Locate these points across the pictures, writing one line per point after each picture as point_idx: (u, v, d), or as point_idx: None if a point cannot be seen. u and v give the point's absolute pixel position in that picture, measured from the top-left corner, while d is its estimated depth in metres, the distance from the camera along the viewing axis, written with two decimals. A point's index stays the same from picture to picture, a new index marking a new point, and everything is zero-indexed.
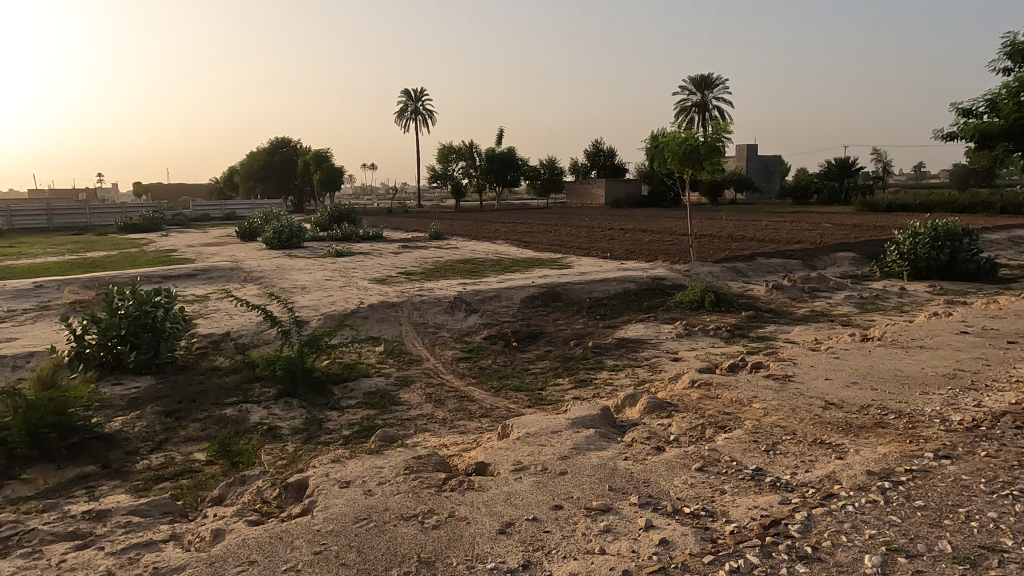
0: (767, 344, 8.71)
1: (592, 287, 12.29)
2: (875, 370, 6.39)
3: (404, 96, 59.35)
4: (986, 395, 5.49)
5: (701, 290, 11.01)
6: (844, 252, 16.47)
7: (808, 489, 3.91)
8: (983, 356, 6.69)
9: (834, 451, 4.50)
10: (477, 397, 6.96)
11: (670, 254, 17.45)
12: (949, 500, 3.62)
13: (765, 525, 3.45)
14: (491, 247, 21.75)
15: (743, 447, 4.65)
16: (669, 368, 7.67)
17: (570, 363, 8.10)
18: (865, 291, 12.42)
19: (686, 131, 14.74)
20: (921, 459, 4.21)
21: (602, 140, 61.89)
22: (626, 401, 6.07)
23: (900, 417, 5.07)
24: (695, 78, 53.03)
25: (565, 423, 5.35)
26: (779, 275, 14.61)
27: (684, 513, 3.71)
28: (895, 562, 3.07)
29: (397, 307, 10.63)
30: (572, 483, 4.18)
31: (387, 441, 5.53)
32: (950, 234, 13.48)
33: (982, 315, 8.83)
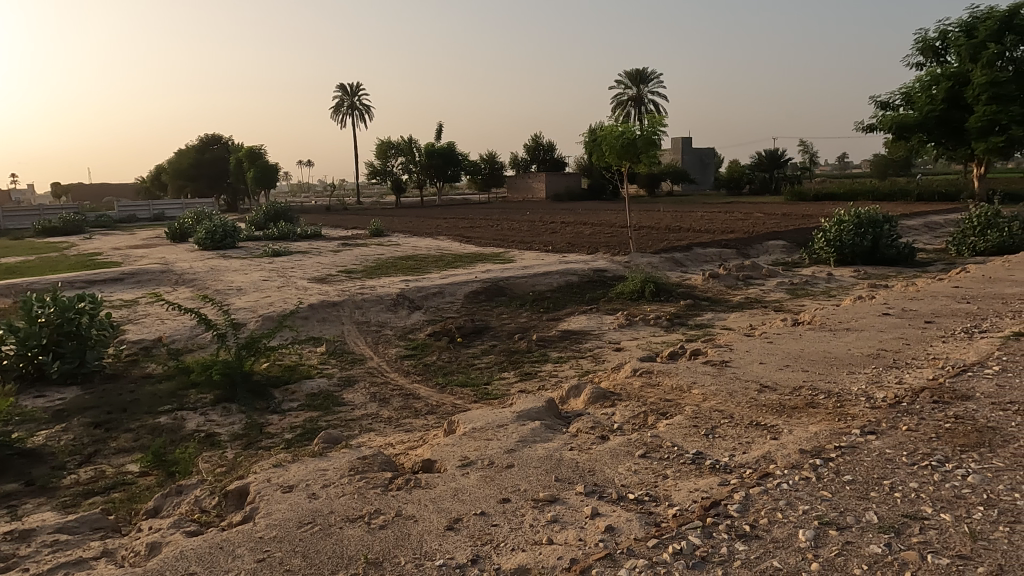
0: (704, 331, 8.99)
1: (536, 280, 12.37)
2: (805, 353, 6.65)
3: (340, 90, 58.10)
4: (907, 372, 5.81)
5: (641, 281, 11.26)
6: (775, 241, 17.11)
7: (746, 469, 4.05)
8: (903, 336, 7.08)
9: (768, 432, 4.68)
10: (423, 394, 6.92)
11: (610, 246, 17.72)
12: (876, 473, 3.82)
13: (706, 506, 3.55)
14: (433, 243, 21.61)
15: (683, 433, 4.78)
16: (611, 358, 7.80)
17: (515, 357, 8.14)
18: (795, 278, 12.93)
19: (623, 124, 14.99)
20: (849, 435, 4.42)
21: (541, 135, 62.34)
22: (570, 392, 6.13)
23: (829, 397, 5.32)
24: (631, 73, 54.16)
25: (510, 416, 5.38)
26: (715, 264, 15.04)
27: (629, 499, 3.78)
28: (827, 535, 3.21)
29: (338, 306, 10.44)
30: (519, 476, 4.20)
31: (330, 442, 5.43)
32: (872, 221, 14.21)
33: (901, 297, 9.34)
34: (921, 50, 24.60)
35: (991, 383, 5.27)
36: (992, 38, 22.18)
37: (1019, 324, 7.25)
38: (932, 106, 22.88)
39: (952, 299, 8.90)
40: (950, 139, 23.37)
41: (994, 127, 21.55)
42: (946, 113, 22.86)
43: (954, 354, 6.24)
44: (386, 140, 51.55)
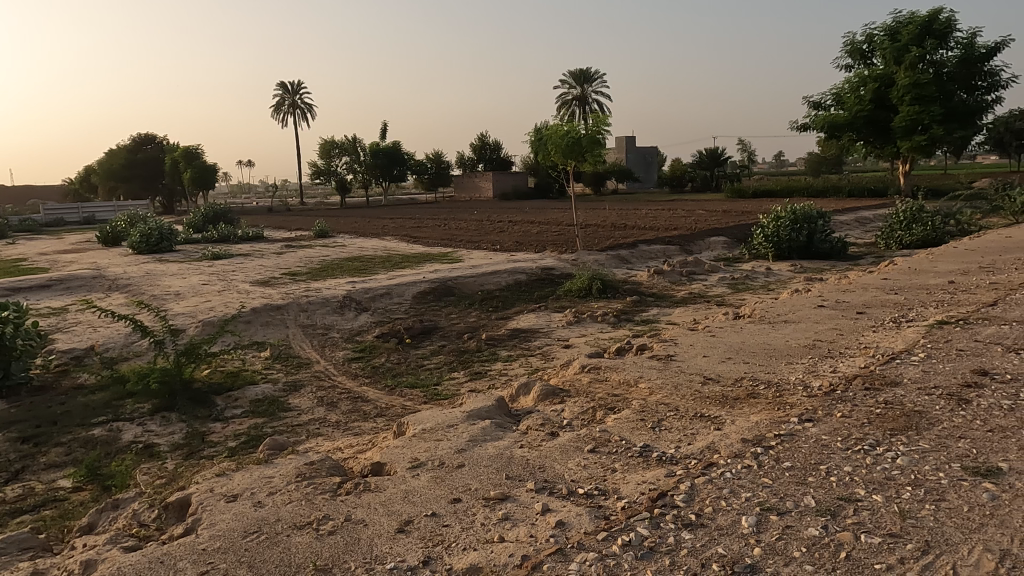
0: (650, 326, 9.17)
1: (484, 280, 12.37)
2: (746, 346, 6.86)
3: (280, 88, 56.71)
4: (841, 361, 6.07)
5: (588, 279, 11.40)
6: (716, 237, 17.58)
7: (691, 460, 4.16)
8: (837, 327, 7.39)
9: (712, 423, 4.81)
10: (371, 397, 6.83)
11: (558, 244, 17.87)
12: (812, 459, 3.98)
13: (653, 498, 3.63)
14: (379, 244, 21.35)
15: (631, 426, 4.87)
16: (560, 355, 7.88)
17: (465, 357, 8.13)
18: (736, 273, 13.32)
19: (568, 124, 15.12)
20: (788, 423, 4.59)
21: (488, 134, 62.33)
22: (520, 390, 6.16)
23: (769, 387, 5.51)
24: (575, 73, 54.79)
25: (460, 416, 5.37)
26: (660, 261, 15.36)
27: (579, 494, 3.83)
28: (768, 520, 3.33)
29: (282, 310, 10.20)
30: (470, 475, 4.20)
31: (276, 449, 5.31)
32: (807, 217, 14.75)
33: (835, 289, 9.74)
34: (849, 53, 25.67)
35: (918, 370, 5.55)
36: (914, 42, 23.38)
37: (942, 312, 7.66)
38: (861, 106, 23.86)
39: (882, 290, 9.33)
40: (877, 138, 24.50)
41: (917, 126, 22.73)
42: (874, 113, 23.92)
43: (884, 343, 6.55)
44: (329, 139, 50.64)
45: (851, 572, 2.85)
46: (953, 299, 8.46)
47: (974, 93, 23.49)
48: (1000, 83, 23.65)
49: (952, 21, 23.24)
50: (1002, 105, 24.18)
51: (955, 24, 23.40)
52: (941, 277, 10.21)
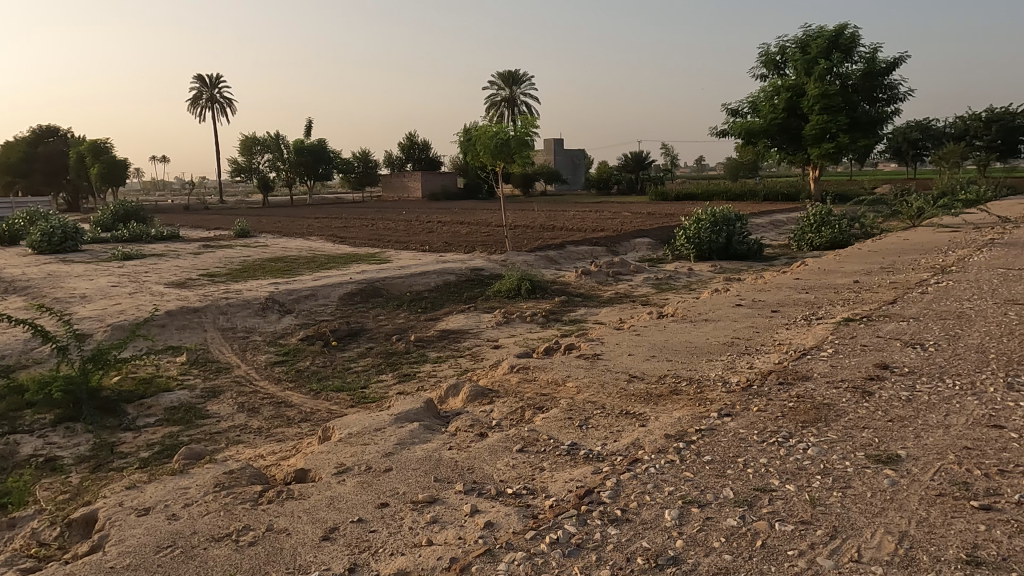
0: (578, 326, 9.31)
1: (413, 281, 12.23)
2: (669, 344, 7.07)
3: (197, 81, 54.32)
4: (757, 358, 6.35)
5: (518, 279, 11.47)
6: (641, 239, 18.03)
7: (616, 457, 4.24)
8: (754, 325, 7.73)
9: (637, 420, 4.93)
10: (295, 402, 6.63)
11: (487, 245, 17.89)
12: (731, 452, 4.13)
13: (580, 495, 3.68)
14: (304, 244, 20.77)
15: (559, 425, 4.93)
16: (489, 356, 7.89)
17: (393, 359, 8.01)
18: (660, 273, 13.71)
19: (497, 125, 15.15)
20: (708, 418, 4.76)
21: (416, 133, 61.70)
22: (449, 391, 6.13)
23: (690, 384, 5.69)
24: (504, 74, 55.08)
25: (388, 419, 5.29)
26: (587, 262, 15.62)
27: (507, 494, 3.84)
28: (689, 513, 3.44)
29: (199, 312, 9.76)
30: (397, 479, 4.14)
31: (192, 458, 5.08)
32: (725, 219, 15.33)
33: (751, 289, 10.17)
34: (764, 63, 26.89)
35: (826, 364, 5.88)
36: (822, 55, 24.73)
37: (848, 310, 8.15)
38: (776, 115, 25.04)
39: (794, 289, 9.82)
40: (790, 145, 25.79)
41: (826, 134, 24.16)
42: (786, 121, 25.16)
43: (796, 340, 6.89)
44: (250, 136, 48.86)
45: (767, 559, 2.98)
46: (857, 298, 9.01)
47: (875, 104, 25.03)
48: (899, 96, 25.26)
49: (857, 37, 24.69)
50: (901, 115, 25.87)
51: (860, 39, 24.86)
52: (847, 277, 10.86)
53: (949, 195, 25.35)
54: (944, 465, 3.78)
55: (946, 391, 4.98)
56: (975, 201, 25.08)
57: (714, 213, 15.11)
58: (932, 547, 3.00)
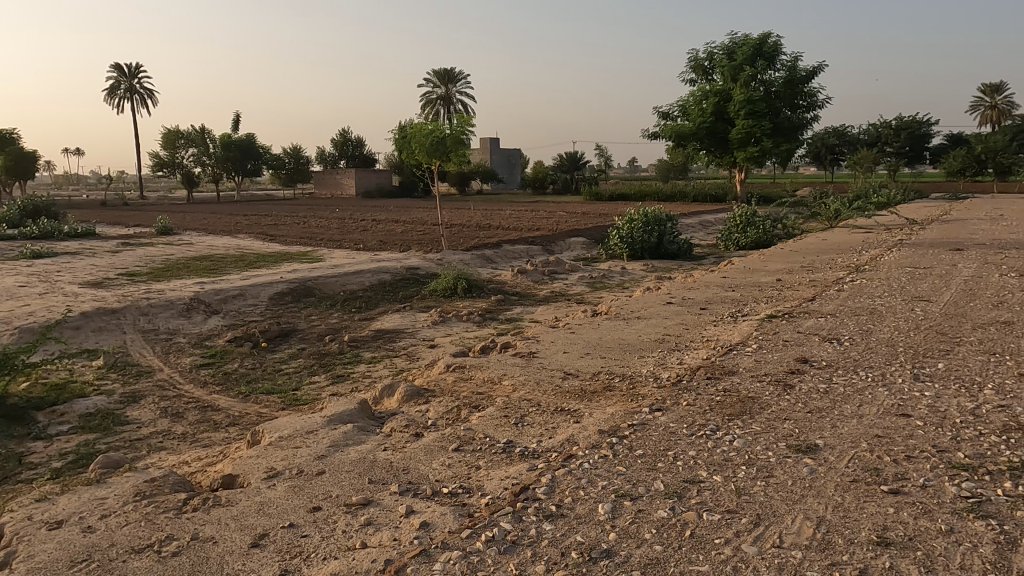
0: (514, 325, 9.36)
1: (347, 280, 12.00)
2: (603, 341, 7.20)
3: (115, 70, 51.63)
4: (687, 354, 6.55)
5: (454, 278, 11.43)
6: (576, 238, 18.29)
7: (552, 453, 4.29)
8: (684, 322, 7.97)
9: (571, 417, 5.00)
10: (223, 406, 6.39)
11: (422, 243, 17.73)
12: (662, 446, 4.25)
13: (516, 492, 3.71)
14: (232, 242, 20.06)
15: (495, 423, 4.94)
16: (425, 355, 7.84)
17: (325, 359, 7.84)
18: (594, 272, 13.95)
19: (432, 123, 15.05)
20: (640, 413, 4.88)
21: (349, 130, 60.51)
22: (384, 392, 6.04)
23: (623, 380, 5.82)
24: (439, 72, 54.73)
25: (320, 421, 5.18)
26: (523, 261, 15.71)
27: (443, 493, 3.83)
28: (622, 506, 3.51)
29: (118, 314, 9.27)
30: (330, 482, 4.06)
31: (110, 467, 4.83)
32: (656, 220, 15.72)
33: (681, 288, 10.47)
34: (693, 68, 27.71)
35: (751, 359, 6.12)
36: (747, 62, 25.69)
37: (771, 307, 8.51)
38: (704, 118, 25.89)
39: (721, 288, 10.18)
40: (718, 147, 26.70)
41: (750, 138, 25.15)
42: (714, 125, 26.04)
43: (723, 336, 7.15)
44: (172, 129, 46.71)
45: (695, 548, 3.08)
46: (779, 295, 9.41)
47: (797, 110, 26.18)
48: (818, 103, 26.52)
49: (779, 45, 25.75)
50: (819, 121, 27.17)
51: (782, 48, 25.94)
52: (770, 275, 11.33)
53: (862, 198, 26.84)
54: (857, 452, 4.01)
55: (860, 383, 5.28)
56: (886, 203, 26.64)
57: (641, 216, 15.52)
58: (847, 530, 3.18)
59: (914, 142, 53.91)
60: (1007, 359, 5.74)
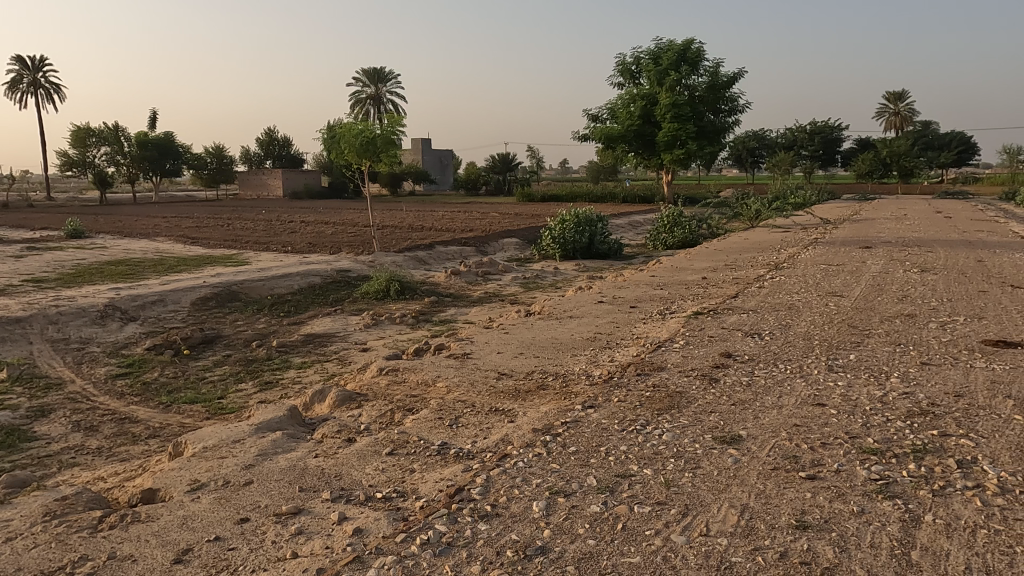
0: (448, 326, 9.33)
1: (274, 283, 11.65)
2: (536, 341, 7.27)
3: (17, 62, 48.42)
4: (618, 351, 6.69)
5: (386, 280, 11.29)
6: (509, 239, 18.38)
7: (486, 453, 4.30)
8: (614, 320, 8.15)
9: (506, 416, 5.03)
10: (142, 417, 6.09)
11: (354, 245, 17.43)
12: (594, 442, 4.33)
13: (450, 494, 3.70)
14: (150, 246, 19.12)
15: (429, 426, 4.91)
16: (358, 359, 7.71)
17: (253, 366, 7.59)
18: (527, 272, 14.05)
19: (362, 123, 14.80)
20: (573, 410, 4.96)
21: (275, 129, 58.77)
22: (314, 397, 5.90)
23: (556, 378, 5.90)
24: (369, 71, 53.89)
25: (247, 430, 5.01)
26: (456, 262, 15.67)
27: (377, 498, 3.77)
28: (556, 503, 3.56)
29: (23, 323, 8.68)
30: (259, 492, 3.93)
31: (16, 487, 4.52)
32: (588, 220, 15.99)
33: (612, 287, 10.67)
34: (621, 72, 28.36)
35: (678, 355, 6.32)
36: (672, 67, 26.48)
37: (697, 304, 8.81)
38: (632, 121, 26.51)
39: (650, 286, 10.46)
40: (645, 150, 27.41)
41: (676, 141, 25.94)
42: (642, 128, 26.71)
43: (652, 333, 7.35)
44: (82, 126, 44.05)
45: (627, 541, 3.16)
46: (704, 293, 9.75)
47: (719, 114, 27.16)
48: (738, 108, 27.59)
49: (702, 52, 26.65)
50: (740, 125, 28.28)
51: (704, 54, 26.86)
52: (696, 274, 11.73)
53: (781, 199, 28.13)
54: (777, 442, 4.20)
55: (779, 375, 5.55)
56: (802, 204, 28.03)
57: (568, 216, 15.77)
58: (768, 515, 3.33)
59: (827, 146, 56.95)
60: (910, 350, 6.15)
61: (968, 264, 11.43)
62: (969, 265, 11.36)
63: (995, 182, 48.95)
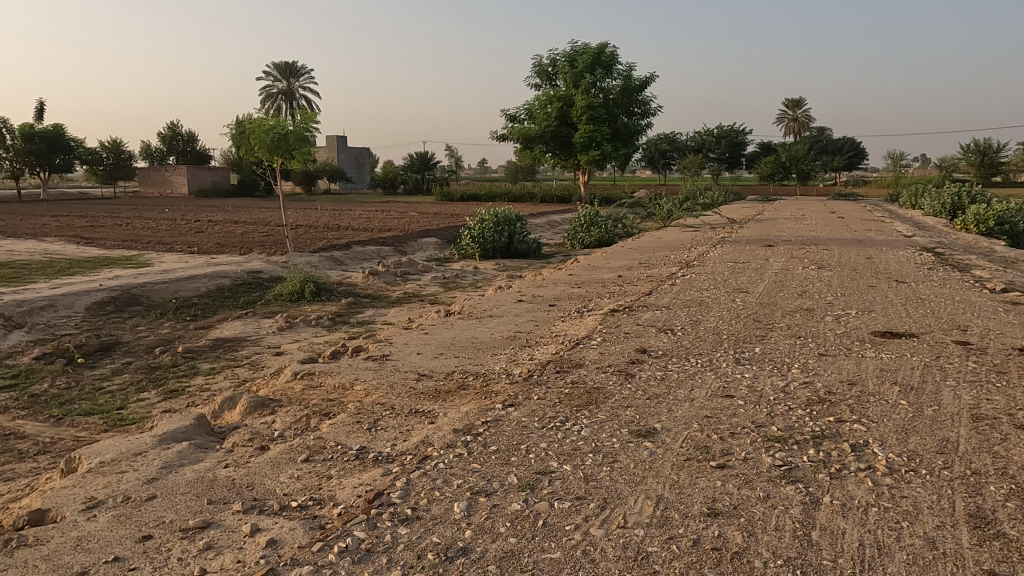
0: (366, 327, 9.16)
1: (179, 286, 11.04)
2: (456, 341, 7.24)
3: None
4: (537, 349, 6.76)
5: (301, 282, 10.94)
6: (428, 239, 18.23)
7: (406, 456, 4.24)
8: (534, 319, 8.24)
9: (426, 418, 4.98)
10: (29, 432, 5.62)
11: (266, 245, 16.79)
12: (515, 440, 4.35)
13: (369, 499, 3.61)
14: (38, 247, 17.69)
15: (347, 430, 4.80)
16: (271, 363, 7.43)
17: (156, 373, 7.17)
18: (447, 272, 13.98)
19: (273, 118, 14.27)
20: (493, 409, 4.97)
21: (179, 122, 55.64)
22: (224, 404, 5.64)
23: (476, 378, 5.90)
24: (280, 65, 52.03)
25: (150, 442, 4.72)
26: (374, 262, 15.40)
27: (292, 507, 3.64)
28: (477, 503, 3.55)
29: None
30: (164, 507, 3.72)
31: None
32: (506, 219, 16.07)
33: (531, 286, 10.78)
34: (537, 73, 28.70)
35: (596, 352, 6.45)
36: (586, 70, 27.02)
37: (614, 302, 9.03)
38: (549, 123, 26.90)
39: (569, 285, 10.65)
40: (563, 150, 27.90)
41: (592, 143, 26.54)
42: (559, 129, 27.16)
43: (570, 330, 7.48)
44: None
45: (547, 537, 3.19)
46: (620, 290, 10.01)
47: (632, 117, 27.92)
48: (651, 111, 28.46)
49: (615, 56, 27.30)
50: (652, 128, 29.21)
51: (618, 58, 27.52)
52: (612, 272, 12.03)
53: (691, 199, 29.26)
54: (690, 433, 4.36)
55: (691, 368, 5.77)
56: (710, 204, 29.30)
57: (482, 212, 15.77)
58: (682, 505, 3.44)
59: (733, 149, 59.80)
60: (809, 342, 6.54)
61: (859, 261, 12.27)
62: (860, 262, 12.20)
63: (881, 184, 52.85)
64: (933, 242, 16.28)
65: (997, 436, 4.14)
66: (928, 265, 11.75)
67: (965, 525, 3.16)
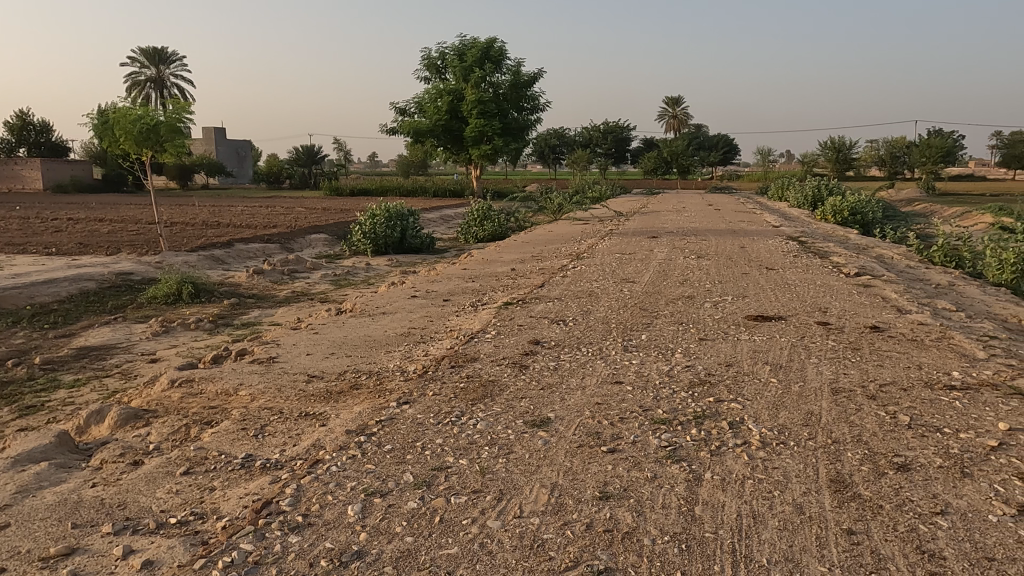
0: (251, 329, 8.72)
1: (35, 290, 10.02)
2: (348, 339, 7.05)
3: None
4: (432, 345, 6.71)
5: (177, 282, 10.25)
6: (316, 235, 17.61)
7: (297, 461, 4.08)
8: (428, 314, 8.17)
9: (317, 420, 4.81)
10: None
11: (135, 245, 15.57)
12: (410, 438, 4.29)
13: (257, 509, 3.44)
14: None
15: (231, 438, 4.54)
16: (145, 372, 6.91)
17: (8, 388, 6.46)
18: (337, 269, 13.58)
19: (141, 108, 13.24)
20: (388, 408, 4.87)
21: (30, 111, 50.46)
22: (90, 419, 5.17)
23: (369, 377, 5.76)
24: (148, 49, 48.33)
25: (1, 465, 4.25)
26: (259, 260, 14.70)
27: (170, 524, 3.41)
28: (372, 504, 3.48)
29: None
30: (20, 536, 3.37)
31: None
32: (398, 214, 15.81)
33: (425, 281, 10.67)
34: (427, 66, 28.39)
35: (491, 345, 6.49)
36: (476, 64, 27.05)
37: (507, 295, 9.13)
38: (439, 116, 26.68)
39: (463, 279, 10.66)
40: (453, 144, 27.79)
41: (482, 137, 26.63)
42: (449, 123, 27.02)
43: (464, 325, 7.49)
44: None
45: (444, 533, 3.18)
46: (513, 283, 10.12)
47: (522, 111, 28.25)
48: (539, 106, 28.95)
49: (504, 51, 27.49)
50: (542, 123, 29.72)
51: (506, 54, 27.72)
52: (505, 265, 12.16)
53: (581, 193, 30.09)
54: (582, 420, 4.48)
55: (583, 357, 5.94)
56: (598, 198, 30.31)
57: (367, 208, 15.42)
58: (575, 491, 3.54)
59: (618, 145, 62.07)
60: (691, 327, 6.92)
61: (733, 250, 13.12)
62: (734, 251, 13.04)
63: (752, 178, 56.79)
64: (797, 231, 17.69)
65: (853, 407, 4.56)
66: (793, 253, 12.77)
67: (828, 489, 3.46)
